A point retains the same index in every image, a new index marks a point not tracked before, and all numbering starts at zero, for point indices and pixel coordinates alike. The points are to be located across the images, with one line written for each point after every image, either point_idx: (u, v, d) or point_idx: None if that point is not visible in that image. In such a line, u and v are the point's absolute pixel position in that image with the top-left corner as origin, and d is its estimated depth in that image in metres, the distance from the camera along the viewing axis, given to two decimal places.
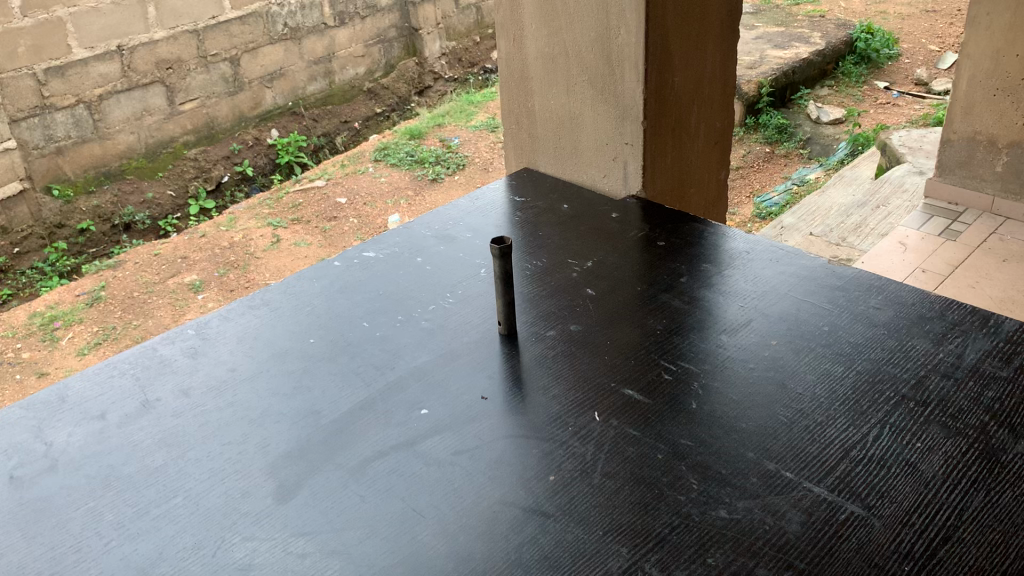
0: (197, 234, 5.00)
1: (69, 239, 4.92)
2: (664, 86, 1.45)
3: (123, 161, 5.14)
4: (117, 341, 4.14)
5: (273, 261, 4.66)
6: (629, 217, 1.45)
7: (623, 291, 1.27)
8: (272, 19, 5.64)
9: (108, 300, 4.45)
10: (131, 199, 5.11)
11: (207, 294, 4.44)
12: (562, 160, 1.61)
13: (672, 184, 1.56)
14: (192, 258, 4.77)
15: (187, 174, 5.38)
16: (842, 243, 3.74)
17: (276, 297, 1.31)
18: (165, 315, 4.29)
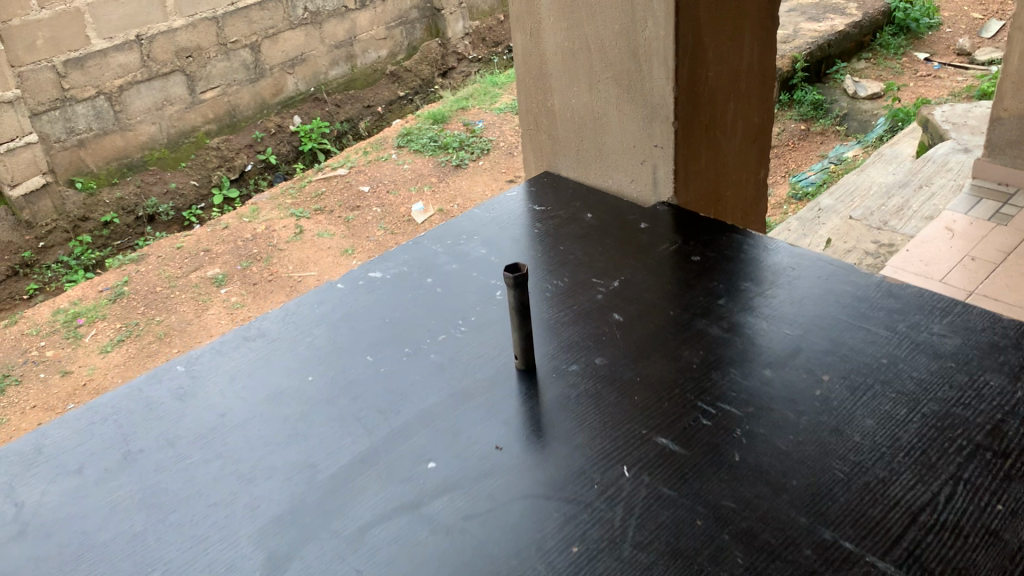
0: (220, 226, 4.91)
1: (94, 232, 4.84)
2: (697, 82, 1.31)
3: (145, 153, 5.08)
4: (139, 337, 4.08)
5: (296, 252, 4.57)
6: (659, 228, 1.33)
7: (654, 317, 1.14)
8: (292, 3, 5.52)
9: (131, 296, 4.38)
10: (154, 190, 5.04)
11: (230, 288, 4.37)
12: (585, 164, 1.48)
13: (707, 189, 1.43)
14: (215, 251, 4.68)
15: (211, 163, 5.29)
16: (884, 227, 3.54)
17: (273, 327, 1.21)
18: (188, 310, 4.23)
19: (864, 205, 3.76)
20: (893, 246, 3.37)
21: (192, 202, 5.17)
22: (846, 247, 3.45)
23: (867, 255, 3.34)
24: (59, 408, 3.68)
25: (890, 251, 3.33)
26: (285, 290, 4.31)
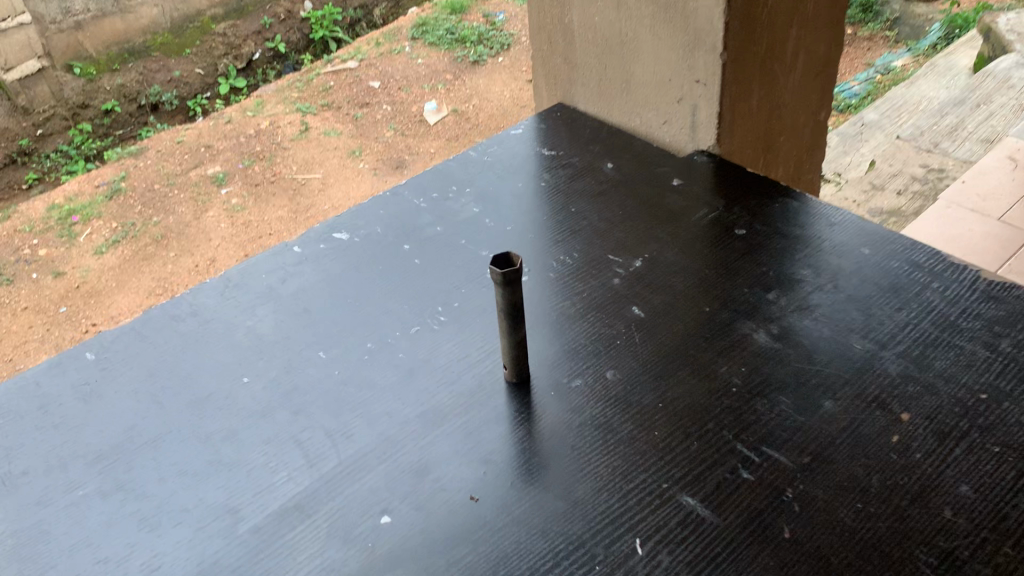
0: (223, 120, 4.50)
1: (94, 121, 4.56)
2: (755, 3, 1.02)
3: (148, 38, 4.71)
4: (135, 239, 3.70)
5: (300, 152, 4.14)
6: (695, 188, 1.07)
7: (684, 314, 0.89)
8: None
9: (128, 194, 4.00)
10: (157, 78, 4.70)
11: (231, 188, 3.95)
12: (608, 97, 1.20)
13: (758, 136, 1.16)
14: (216, 147, 4.26)
15: (216, 51, 4.91)
16: (934, 150, 3.08)
17: (209, 304, 0.97)
18: (187, 212, 3.83)
19: (916, 124, 3.21)
20: (943, 173, 2.95)
21: (196, 91, 4.83)
22: (890, 171, 3.00)
23: (913, 181, 2.92)
24: (51, 312, 3.40)
25: (940, 179, 2.91)
26: (289, 195, 3.87)
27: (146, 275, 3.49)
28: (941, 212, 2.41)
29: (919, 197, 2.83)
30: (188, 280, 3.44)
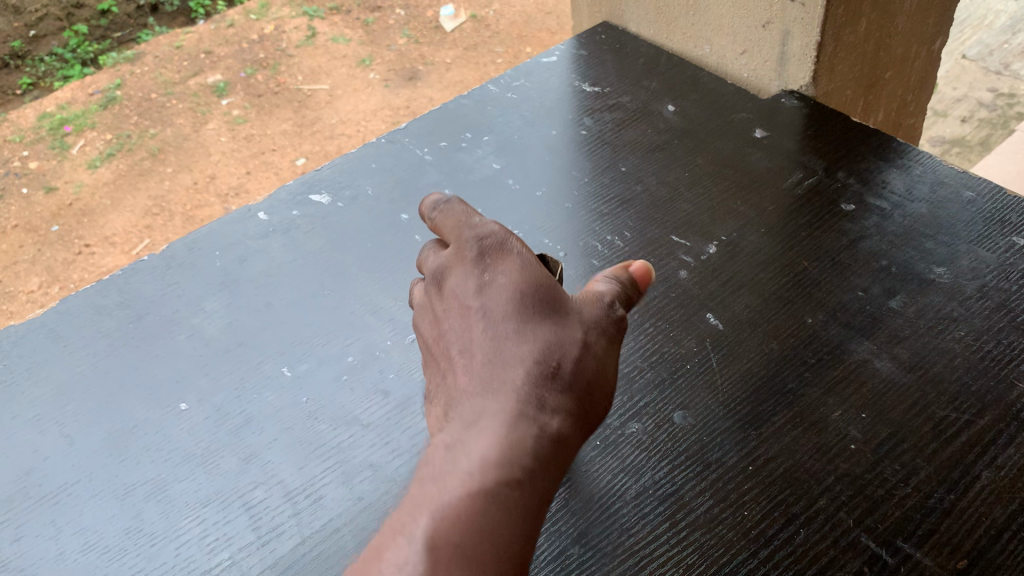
0: (223, 21, 2.74)
1: (91, 23, 2.73)
2: None
3: None
4: (133, 153, 2.31)
5: (306, 61, 2.61)
6: (780, 141, 0.83)
7: (775, 328, 0.66)
8: None
9: (126, 103, 2.45)
10: None
11: (234, 100, 2.46)
12: (668, 16, 0.94)
13: (859, 70, 0.90)
14: (216, 53, 2.62)
15: None
16: (1004, 71, 2.11)
17: (147, 293, 0.74)
18: (188, 125, 2.39)
19: (977, 38, 2.21)
20: (1017, 98, 2.03)
21: None
22: (953, 95, 2.08)
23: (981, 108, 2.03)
24: (39, 234, 2.14)
25: (1015, 106, 2.01)
26: (295, 107, 2.46)
27: (144, 193, 2.20)
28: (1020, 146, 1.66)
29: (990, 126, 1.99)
30: (191, 202, 2.17)
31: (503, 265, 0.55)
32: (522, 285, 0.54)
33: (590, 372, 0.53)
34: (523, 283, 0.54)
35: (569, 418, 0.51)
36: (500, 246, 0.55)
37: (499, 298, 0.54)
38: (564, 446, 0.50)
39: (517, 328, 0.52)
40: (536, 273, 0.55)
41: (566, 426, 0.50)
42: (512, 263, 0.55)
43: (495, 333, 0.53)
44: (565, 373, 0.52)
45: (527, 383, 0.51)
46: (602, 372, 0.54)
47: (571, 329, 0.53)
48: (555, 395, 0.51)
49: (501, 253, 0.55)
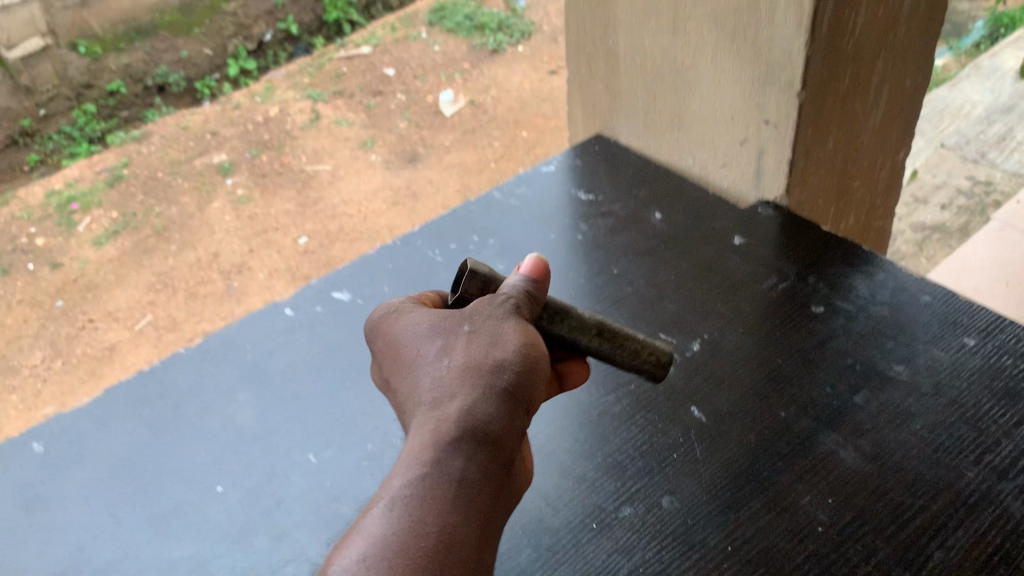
0: (229, 103, 2.91)
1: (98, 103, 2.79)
2: (840, 33, 0.86)
3: (158, 15, 2.89)
4: (137, 230, 2.39)
5: (310, 141, 2.70)
6: (758, 246, 0.92)
7: (752, 422, 0.74)
8: None
9: (130, 180, 2.54)
10: (165, 57, 2.88)
11: (240, 180, 2.57)
12: (656, 132, 1.05)
13: (830, 181, 1.00)
14: (222, 134, 2.74)
15: (228, 32, 3.03)
16: (981, 159, 2.22)
17: (183, 383, 0.82)
18: (192, 203, 2.48)
19: (955, 128, 2.34)
20: (993, 186, 2.13)
21: (207, 69, 3.00)
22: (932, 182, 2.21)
23: (959, 196, 2.15)
24: (44, 307, 2.18)
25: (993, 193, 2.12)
26: (298, 187, 2.55)
27: (145, 270, 2.26)
28: (996, 238, 1.77)
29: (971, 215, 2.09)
30: (195, 279, 2.24)
31: (396, 314, 0.62)
32: (406, 318, 0.60)
33: (488, 344, 0.56)
34: (408, 317, 0.61)
35: (479, 396, 0.54)
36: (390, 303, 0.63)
37: (397, 336, 0.60)
38: (476, 419, 0.53)
39: (413, 351, 0.58)
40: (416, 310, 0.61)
41: (470, 398, 0.54)
42: (396, 309, 0.62)
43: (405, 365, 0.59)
44: (460, 358, 0.56)
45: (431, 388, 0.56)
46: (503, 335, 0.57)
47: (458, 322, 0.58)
48: (457, 385, 0.55)
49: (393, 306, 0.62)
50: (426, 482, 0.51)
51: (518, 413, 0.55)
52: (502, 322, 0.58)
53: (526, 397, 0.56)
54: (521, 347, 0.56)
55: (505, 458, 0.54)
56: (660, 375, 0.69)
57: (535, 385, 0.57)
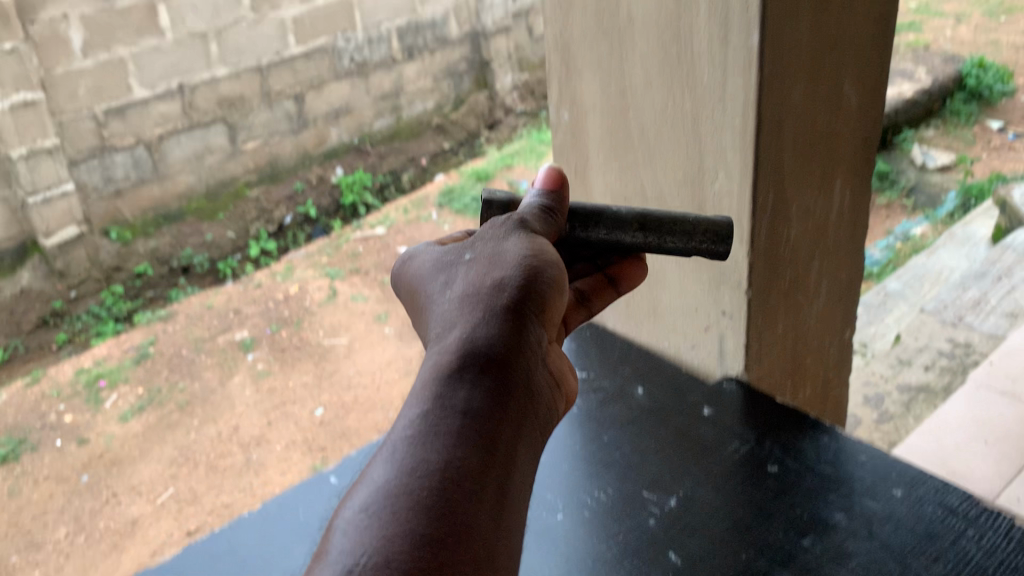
0: (252, 284, 3.56)
1: (126, 282, 4.04)
2: (777, 241, 1.09)
3: (183, 203, 4.25)
4: (161, 404, 2.72)
5: (327, 317, 3.08)
6: (725, 414, 1.10)
7: (720, 563, 0.89)
8: (338, 52, 4.61)
9: (156, 359, 2.97)
10: (191, 241, 4.21)
11: (259, 353, 2.93)
12: (636, 320, 1.26)
13: (785, 359, 1.20)
14: (243, 311, 3.29)
15: (249, 215, 4.40)
16: (958, 322, 2.90)
17: (247, 544, 0.98)
18: (213, 378, 2.83)
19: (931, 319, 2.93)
20: (970, 347, 2.77)
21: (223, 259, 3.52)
22: (915, 344, 2.84)
23: (940, 356, 2.77)
24: (70, 482, 2.42)
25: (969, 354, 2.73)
26: (315, 360, 2.87)
27: (168, 445, 2.53)
28: (972, 395, 2.26)
29: (949, 372, 2.68)
30: (215, 452, 2.47)
31: (423, 269, 0.89)
32: (430, 271, 0.87)
33: (490, 261, 0.82)
34: (431, 267, 0.88)
35: (481, 315, 0.77)
36: (419, 264, 0.90)
37: (427, 282, 0.87)
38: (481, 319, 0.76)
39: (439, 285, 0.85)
40: (435, 260, 0.89)
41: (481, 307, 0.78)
42: (421, 268, 0.89)
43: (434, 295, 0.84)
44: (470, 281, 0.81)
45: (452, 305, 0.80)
46: (500, 252, 0.83)
47: (463, 254, 0.85)
48: (468, 302, 0.79)
49: (422, 266, 0.89)
50: (449, 366, 0.73)
51: (514, 318, 0.77)
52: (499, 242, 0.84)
53: (526, 295, 0.79)
54: (511, 259, 0.81)
55: (507, 351, 0.75)
56: (715, 249, 0.93)
57: (529, 282, 0.79)
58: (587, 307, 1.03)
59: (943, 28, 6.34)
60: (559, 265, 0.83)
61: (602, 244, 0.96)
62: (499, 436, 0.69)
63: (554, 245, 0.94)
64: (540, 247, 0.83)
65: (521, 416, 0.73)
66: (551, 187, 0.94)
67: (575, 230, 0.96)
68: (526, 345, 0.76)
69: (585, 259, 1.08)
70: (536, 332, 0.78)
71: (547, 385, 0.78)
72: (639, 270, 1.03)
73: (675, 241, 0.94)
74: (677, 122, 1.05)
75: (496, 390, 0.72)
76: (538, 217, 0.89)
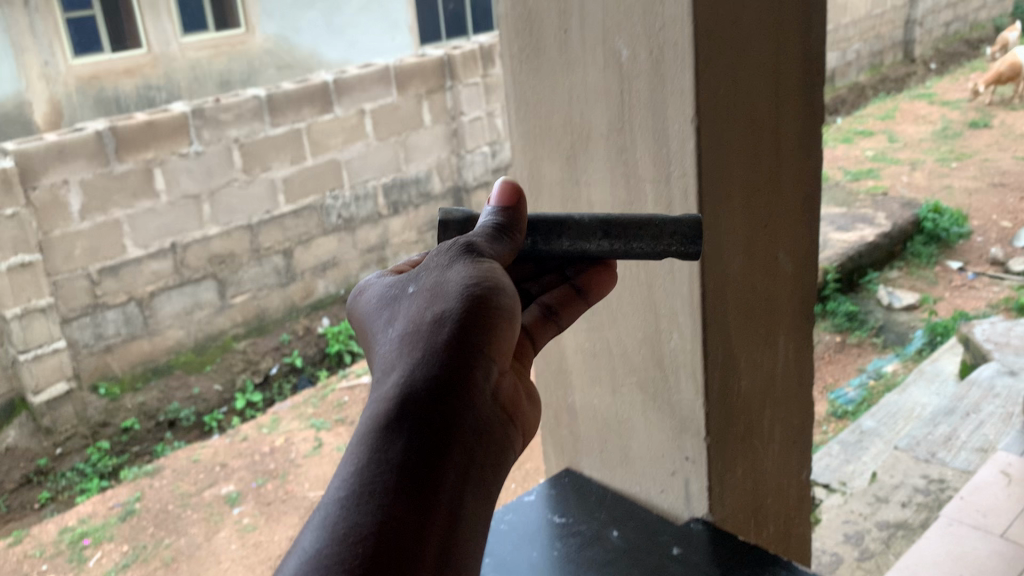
0: (238, 437, 3.63)
1: (113, 438, 4.07)
2: (731, 392, 1.23)
3: (171, 357, 4.37)
4: (146, 561, 2.69)
5: (315, 468, 3.17)
6: (694, 552, 1.20)
7: None
8: (326, 209, 4.85)
9: (143, 514, 3.01)
10: (176, 395, 4.31)
11: (244, 507, 2.98)
12: (609, 466, 1.37)
13: (745, 499, 1.32)
14: (230, 465, 3.35)
15: (236, 367, 4.53)
16: (931, 458, 2.99)
17: None
18: (200, 532, 2.86)
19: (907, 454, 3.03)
20: (945, 483, 2.86)
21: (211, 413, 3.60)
22: (891, 482, 2.92)
23: (916, 493, 2.84)
24: None
25: (944, 490, 2.82)
26: (300, 512, 2.91)
27: None
28: (946, 531, 2.34)
29: (925, 509, 2.75)
30: None
31: (376, 308, 0.95)
32: (383, 308, 0.94)
33: (434, 294, 0.88)
34: (382, 306, 0.94)
35: (417, 359, 0.82)
36: (375, 300, 0.97)
37: (378, 318, 0.94)
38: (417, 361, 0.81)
39: (387, 323, 0.91)
40: (388, 297, 0.95)
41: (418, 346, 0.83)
42: (374, 307, 0.96)
43: (384, 332, 0.91)
44: (413, 319, 0.87)
45: (394, 344, 0.86)
46: (443, 282, 0.89)
47: (410, 291, 0.92)
48: (408, 339, 0.85)
49: (377, 303, 0.96)
50: (382, 410, 0.78)
51: (454, 355, 0.82)
52: (442, 272, 0.90)
53: (464, 328, 0.84)
54: (451, 293, 0.87)
55: (442, 392, 0.79)
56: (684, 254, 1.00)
57: (470, 315, 0.85)
58: (555, 321, 1.09)
59: (900, 175, 6.73)
60: (503, 292, 0.88)
61: (568, 252, 1.03)
62: (436, 482, 0.74)
63: (515, 255, 0.99)
64: (482, 275, 0.88)
65: (464, 458, 0.78)
66: (506, 204, 0.99)
67: (537, 243, 1.03)
68: (468, 382, 0.82)
69: (555, 270, 1.13)
70: (480, 367, 0.84)
71: (492, 421, 0.84)
72: (603, 280, 1.08)
73: (641, 246, 1.00)
74: (634, 289, 1.19)
75: (431, 432, 0.76)
76: (488, 241, 0.95)
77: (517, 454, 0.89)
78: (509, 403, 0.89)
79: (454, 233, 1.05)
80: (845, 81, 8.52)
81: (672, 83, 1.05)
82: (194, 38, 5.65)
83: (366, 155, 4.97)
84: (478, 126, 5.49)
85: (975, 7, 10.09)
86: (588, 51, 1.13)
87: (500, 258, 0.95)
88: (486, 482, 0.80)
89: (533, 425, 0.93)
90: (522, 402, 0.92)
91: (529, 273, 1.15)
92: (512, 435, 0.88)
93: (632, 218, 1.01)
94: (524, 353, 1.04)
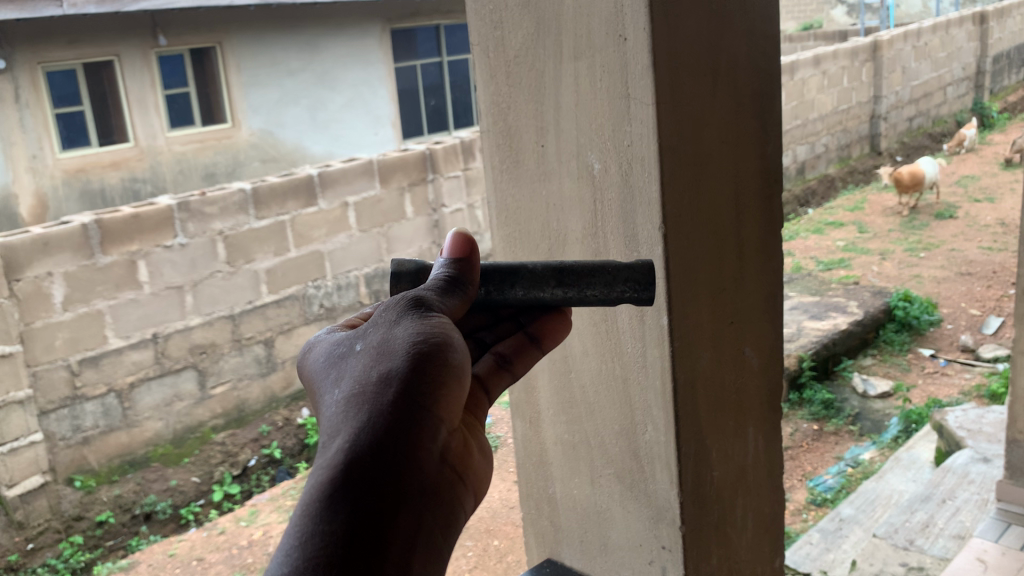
0: (215, 530, 3.61)
1: (87, 531, 4.05)
2: (704, 482, 1.29)
3: (149, 449, 4.33)
4: None
5: None
6: None
7: None
8: (308, 299, 4.92)
9: None
10: (154, 487, 4.26)
11: None
12: (589, 555, 1.41)
13: None
14: (207, 559, 3.34)
15: (215, 459, 4.49)
16: (910, 545, 3.02)
17: None
18: None
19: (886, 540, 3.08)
20: (924, 571, 2.89)
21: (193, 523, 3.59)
22: (871, 569, 2.94)
23: None
24: None
25: None
26: None
27: None
28: None
29: None
30: None
31: (323, 362, 0.96)
32: (331, 364, 0.95)
33: (382, 354, 0.89)
34: (331, 362, 0.95)
35: (363, 421, 0.83)
36: (324, 354, 0.97)
37: (324, 374, 0.94)
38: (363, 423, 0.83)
39: (334, 378, 0.92)
40: (337, 350, 0.96)
41: (364, 404, 0.84)
42: (323, 359, 0.96)
43: (331, 387, 0.91)
44: (362, 378, 0.88)
45: (341, 402, 0.86)
46: (391, 339, 0.90)
47: (357, 349, 0.93)
48: (353, 401, 0.86)
49: (327, 356, 0.96)
50: (325, 476, 0.78)
51: (399, 420, 0.83)
52: (392, 328, 0.91)
53: (411, 392, 0.85)
54: (398, 354, 0.88)
55: (388, 459, 0.81)
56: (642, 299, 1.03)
57: (416, 377, 0.86)
58: (510, 371, 1.08)
59: (870, 265, 6.91)
60: (448, 351, 0.90)
61: (523, 301, 1.04)
62: (379, 552, 0.75)
63: (466, 310, 1.00)
64: (429, 333, 0.90)
65: (409, 524, 0.79)
66: (459, 255, 1.00)
67: (491, 293, 1.03)
68: (412, 446, 0.83)
69: (509, 318, 1.13)
70: (427, 427, 0.85)
71: (440, 481, 0.85)
72: (558, 328, 1.10)
73: (596, 291, 1.02)
74: (610, 382, 1.26)
75: (374, 502, 0.78)
76: (438, 295, 0.96)
77: (467, 514, 0.90)
78: (458, 460, 0.90)
79: (406, 285, 1.05)
80: (815, 172, 8.80)
81: (642, 193, 1.15)
82: (180, 132, 6.41)
83: (348, 246, 5.06)
84: (459, 217, 5.60)
85: (935, 103, 10.54)
86: (563, 165, 1.23)
87: (450, 311, 0.97)
88: (432, 547, 0.81)
89: (485, 481, 0.94)
90: (474, 455, 0.94)
91: (483, 322, 1.13)
92: (460, 494, 0.89)
93: (585, 264, 1.03)
94: (480, 405, 1.01)
